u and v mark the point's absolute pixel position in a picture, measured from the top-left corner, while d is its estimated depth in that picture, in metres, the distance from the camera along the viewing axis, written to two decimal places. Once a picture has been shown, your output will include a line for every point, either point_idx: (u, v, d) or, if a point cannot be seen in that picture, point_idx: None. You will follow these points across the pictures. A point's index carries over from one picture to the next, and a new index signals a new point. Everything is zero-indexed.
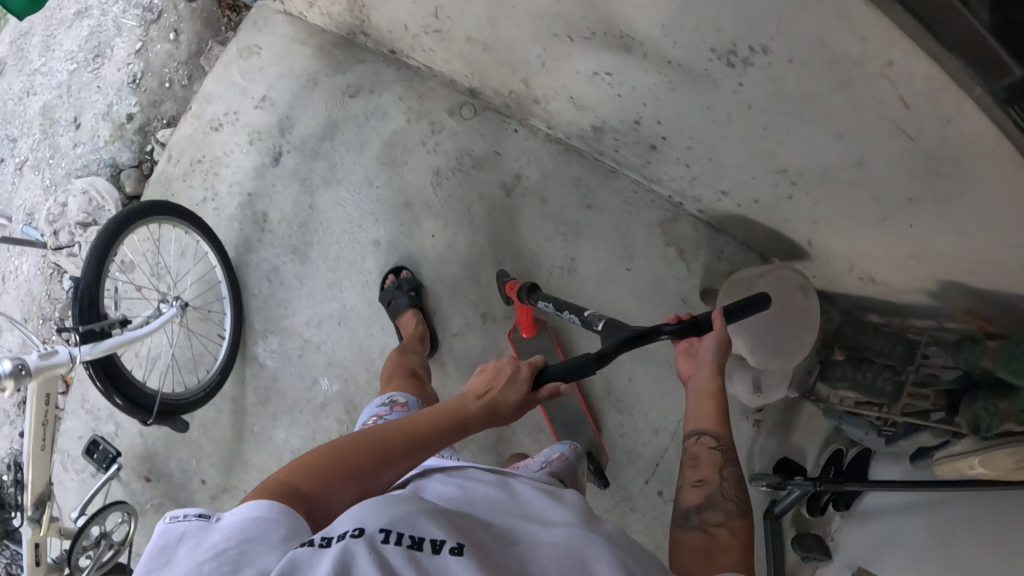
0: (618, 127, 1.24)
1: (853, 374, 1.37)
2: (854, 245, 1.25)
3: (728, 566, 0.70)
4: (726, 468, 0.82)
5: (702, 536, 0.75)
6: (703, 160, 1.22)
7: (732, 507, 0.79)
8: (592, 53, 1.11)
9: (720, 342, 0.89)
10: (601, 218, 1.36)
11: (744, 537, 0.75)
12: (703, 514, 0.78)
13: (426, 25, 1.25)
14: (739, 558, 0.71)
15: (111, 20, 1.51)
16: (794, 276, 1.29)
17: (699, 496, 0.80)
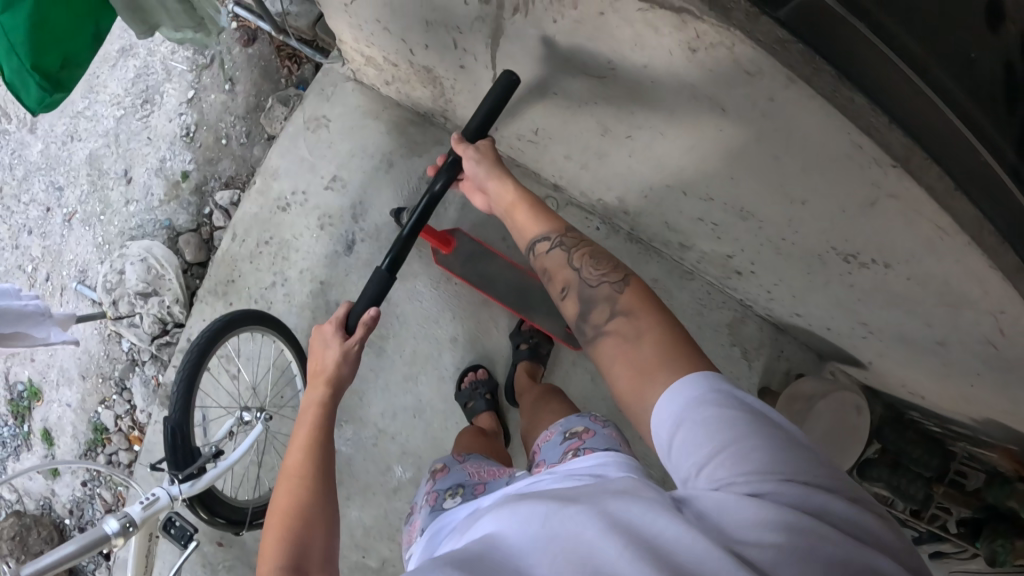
0: (708, 253, 1.23)
1: (887, 475, 1.39)
2: (914, 379, 1.24)
3: (646, 366, 0.60)
4: (575, 248, 0.75)
5: (611, 339, 0.65)
6: (786, 294, 1.21)
7: (610, 284, 0.69)
8: (703, 209, 1.07)
9: (492, 166, 0.92)
10: None
11: (643, 313, 0.65)
12: (592, 319, 0.69)
13: (520, 134, 1.19)
14: (656, 348, 0.61)
15: (159, 61, 1.42)
16: (851, 395, 1.29)
17: (576, 300, 0.72)
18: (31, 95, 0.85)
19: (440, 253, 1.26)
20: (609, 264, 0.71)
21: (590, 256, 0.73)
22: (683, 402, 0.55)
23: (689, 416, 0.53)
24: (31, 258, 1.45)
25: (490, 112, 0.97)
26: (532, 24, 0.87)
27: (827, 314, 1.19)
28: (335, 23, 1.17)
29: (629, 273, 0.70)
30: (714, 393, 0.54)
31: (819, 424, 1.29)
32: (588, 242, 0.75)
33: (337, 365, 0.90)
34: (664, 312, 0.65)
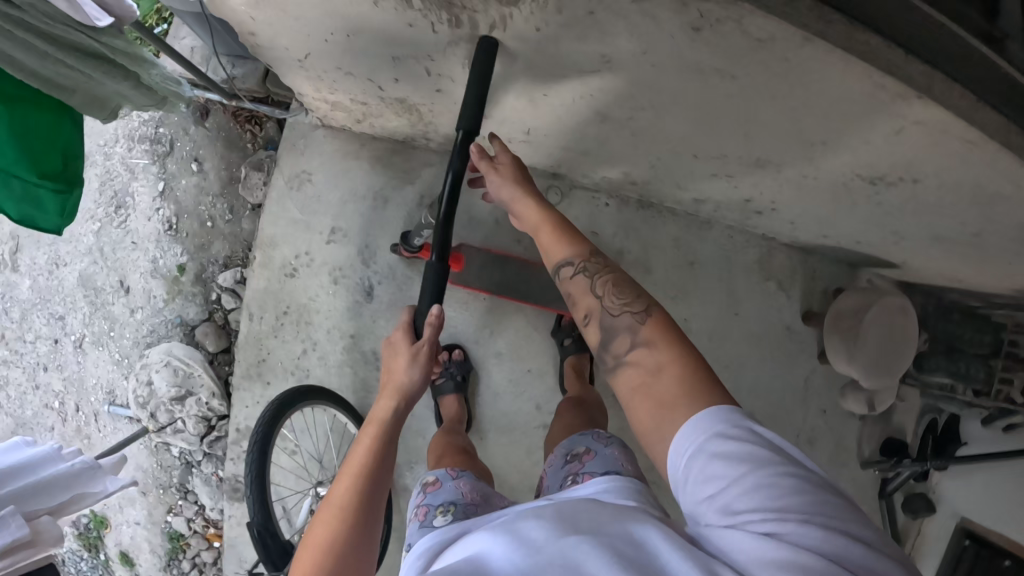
0: (725, 201, 1.21)
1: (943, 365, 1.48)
2: (953, 267, 1.24)
3: (671, 401, 0.56)
4: (599, 274, 0.70)
5: (631, 369, 0.61)
6: (811, 221, 1.21)
7: (632, 315, 0.65)
8: (715, 165, 1.05)
9: (517, 184, 0.83)
10: (705, 272, 1.35)
11: (667, 345, 0.61)
12: (613, 347, 0.65)
13: (512, 137, 1.15)
14: (675, 380, 0.57)
15: (119, 162, 1.40)
16: (894, 298, 1.31)
17: (597, 329, 0.68)
18: (50, 210, 0.94)
19: (454, 272, 1.22)
20: (632, 294, 0.67)
21: (615, 281, 0.68)
22: (695, 435, 0.52)
23: (706, 449, 0.50)
24: (56, 391, 1.44)
25: (478, 102, 0.83)
26: (513, 37, 0.83)
27: (859, 229, 1.18)
28: (291, 78, 1.13)
29: (657, 308, 0.66)
30: (730, 427, 0.51)
31: (870, 336, 1.32)
32: (613, 268, 0.70)
33: (408, 372, 0.81)
34: (693, 349, 0.61)
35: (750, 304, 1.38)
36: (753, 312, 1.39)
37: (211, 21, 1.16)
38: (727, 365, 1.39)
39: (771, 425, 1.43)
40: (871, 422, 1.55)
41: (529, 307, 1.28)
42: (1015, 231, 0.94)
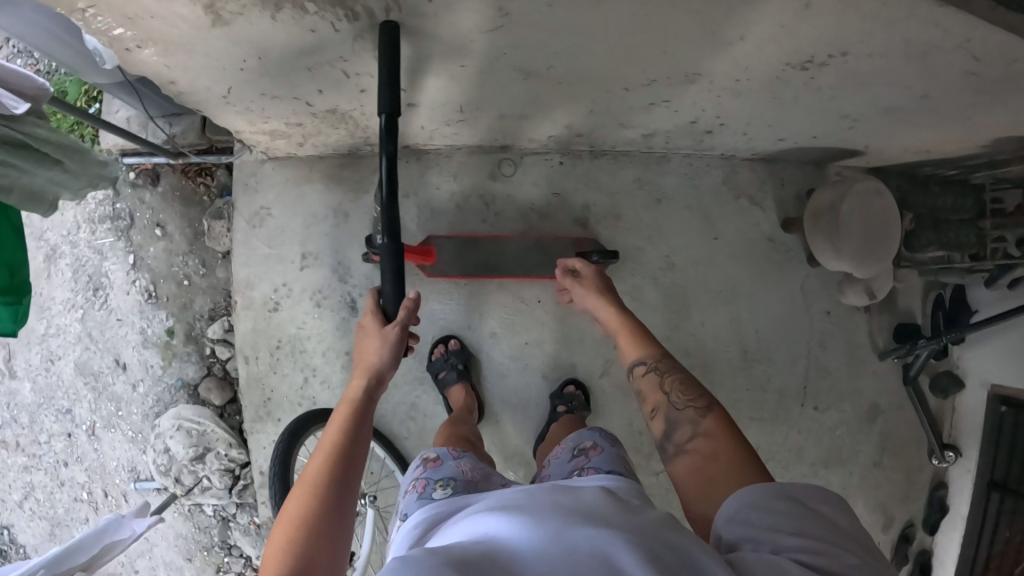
0: (673, 129, 1.21)
1: (935, 240, 1.47)
2: (915, 137, 1.24)
3: (720, 478, 0.71)
4: (667, 377, 0.89)
5: (689, 455, 0.77)
6: (763, 126, 1.21)
7: (694, 411, 0.82)
8: (650, 92, 1.05)
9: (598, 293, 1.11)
10: (675, 205, 1.34)
11: (720, 436, 0.77)
12: (675, 437, 0.81)
13: (448, 119, 1.15)
14: (727, 464, 0.72)
15: (86, 247, 1.42)
16: (867, 183, 1.31)
17: (662, 420, 0.85)
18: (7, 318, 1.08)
19: (428, 266, 1.23)
20: (694, 392, 0.84)
21: (681, 381, 0.87)
22: (760, 490, 0.63)
23: (764, 499, 0.62)
24: (82, 483, 1.45)
25: (392, 83, 0.85)
26: (414, 14, 0.83)
27: (811, 121, 1.18)
28: (220, 113, 1.14)
29: (713, 409, 0.82)
30: (795, 493, 0.62)
31: (854, 229, 1.32)
32: (679, 371, 0.89)
33: (378, 355, 0.93)
34: (742, 437, 0.76)
35: (728, 226, 1.38)
36: (733, 232, 1.38)
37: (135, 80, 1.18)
38: (720, 291, 1.37)
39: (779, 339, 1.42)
40: (880, 313, 1.53)
41: (511, 282, 1.28)
42: (958, 80, 0.94)
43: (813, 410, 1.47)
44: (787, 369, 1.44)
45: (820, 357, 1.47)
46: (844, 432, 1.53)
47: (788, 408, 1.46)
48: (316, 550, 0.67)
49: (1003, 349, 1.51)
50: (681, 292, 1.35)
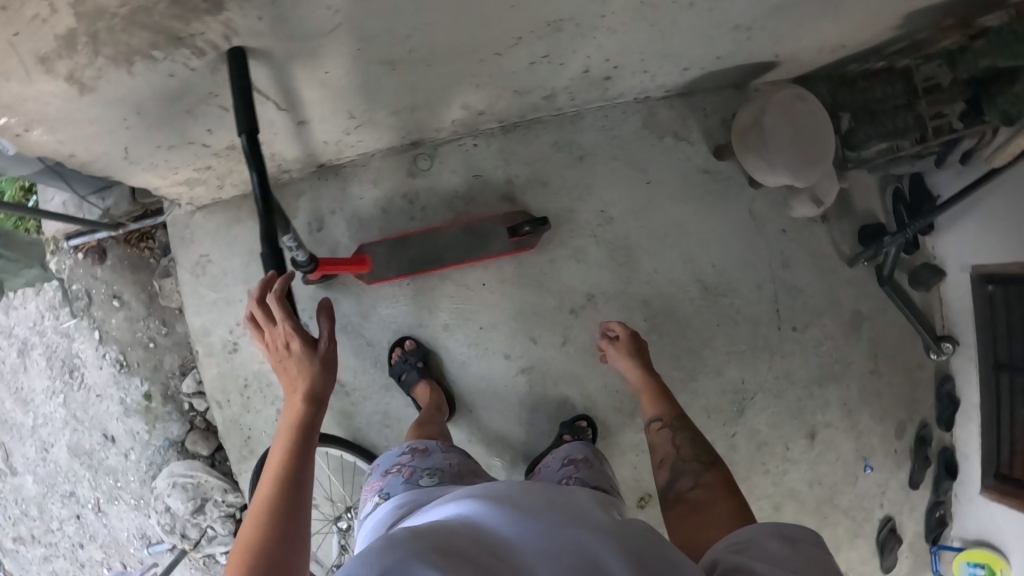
0: (571, 85, 1.20)
1: (874, 133, 1.44)
2: (817, 34, 1.21)
3: (710, 519, 0.94)
4: (678, 435, 1.11)
5: (687, 498, 1.00)
6: (659, 59, 1.19)
7: (696, 466, 1.05)
8: (526, 51, 1.04)
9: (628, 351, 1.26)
10: (599, 158, 1.33)
11: (716, 489, 1.00)
12: (678, 486, 1.04)
13: (346, 126, 1.17)
14: (717, 510, 0.95)
15: (53, 333, 1.44)
16: (787, 92, 1.30)
17: (670, 470, 1.08)
18: None
19: (365, 274, 1.25)
20: (700, 452, 1.07)
21: (694, 440, 1.09)
22: (759, 529, 0.75)
23: (763, 533, 0.74)
24: (100, 560, 1.49)
25: (247, 105, 0.90)
26: (253, 33, 0.87)
27: (703, 44, 1.17)
28: (129, 173, 1.17)
29: (712, 467, 1.05)
30: (788, 534, 0.73)
31: (779, 138, 1.29)
32: (690, 429, 1.11)
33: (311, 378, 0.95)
34: (734, 491, 0.99)
35: (659, 167, 1.36)
36: (666, 172, 1.36)
37: (63, 172, 1.19)
38: (666, 233, 1.35)
39: (738, 268, 1.40)
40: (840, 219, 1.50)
41: (451, 270, 1.28)
42: None
43: (792, 330, 1.44)
44: (756, 295, 1.41)
45: (787, 277, 1.45)
46: (829, 345, 1.51)
47: (766, 334, 1.43)
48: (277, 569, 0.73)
49: (975, 229, 1.51)
50: (626, 243, 1.33)
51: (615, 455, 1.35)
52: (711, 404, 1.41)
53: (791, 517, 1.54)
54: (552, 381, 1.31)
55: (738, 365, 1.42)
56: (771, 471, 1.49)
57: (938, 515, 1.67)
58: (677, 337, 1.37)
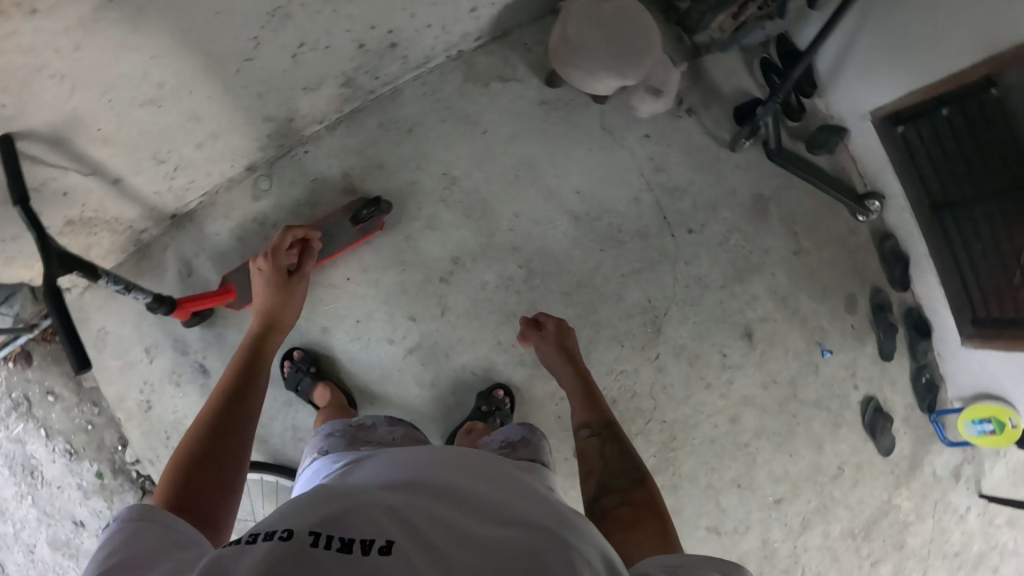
0: (360, 62, 1.22)
1: (710, 8, 1.35)
2: None
3: (632, 537, 0.88)
4: (608, 448, 1.05)
5: (611, 515, 0.94)
6: (433, 11, 1.19)
7: (624, 484, 0.99)
8: (279, 40, 1.08)
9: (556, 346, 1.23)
10: (429, 124, 1.33)
11: (642, 506, 0.95)
12: (602, 502, 0.97)
13: (165, 169, 1.21)
14: (636, 531, 0.89)
15: (4, 443, 1.40)
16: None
17: (596, 483, 1.01)
18: None
19: (235, 303, 1.29)
20: (630, 465, 1.02)
21: (622, 452, 1.05)
22: (688, 556, 0.68)
23: (698, 563, 0.67)
24: None
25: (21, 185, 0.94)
26: (8, 118, 0.91)
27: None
28: None
29: (638, 483, 1.00)
30: (718, 566, 0.67)
31: (594, 46, 1.25)
32: (620, 441, 1.07)
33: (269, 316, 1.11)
34: (659, 507, 0.95)
35: (492, 113, 1.34)
36: (501, 116, 1.34)
37: None
38: (517, 174, 1.33)
39: (606, 188, 1.35)
40: (707, 109, 1.44)
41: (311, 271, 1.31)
42: None
43: (686, 232, 1.38)
44: (634, 209, 1.36)
45: (664, 181, 1.38)
46: (737, 237, 1.43)
47: (659, 244, 1.36)
48: (213, 490, 0.80)
49: (858, 70, 1.48)
50: (479, 196, 1.31)
51: (533, 409, 1.31)
52: (621, 331, 1.35)
53: (753, 425, 1.45)
54: (444, 352, 1.29)
55: (640, 285, 1.35)
56: (714, 383, 1.41)
57: (926, 378, 1.58)
58: (563, 273, 1.32)
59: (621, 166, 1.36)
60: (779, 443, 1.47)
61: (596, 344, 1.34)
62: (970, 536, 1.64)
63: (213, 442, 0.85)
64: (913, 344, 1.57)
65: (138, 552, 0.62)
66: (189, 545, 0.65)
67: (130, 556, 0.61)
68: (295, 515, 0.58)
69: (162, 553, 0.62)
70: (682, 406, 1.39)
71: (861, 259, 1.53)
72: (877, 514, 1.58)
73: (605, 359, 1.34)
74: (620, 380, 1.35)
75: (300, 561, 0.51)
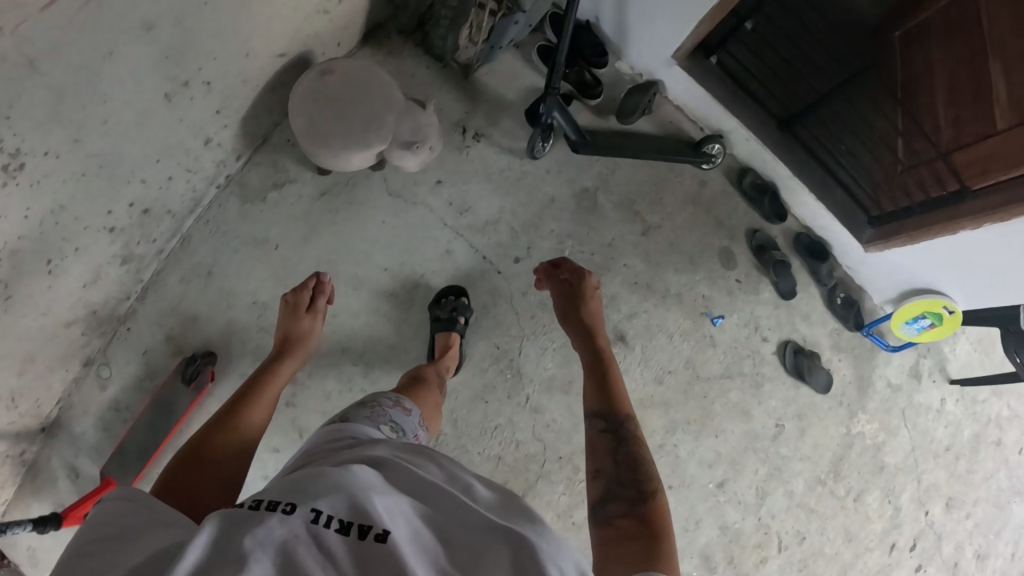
0: (127, 236, 1.23)
1: (448, 27, 1.29)
2: (265, 26, 1.16)
3: (631, 552, 0.74)
4: (620, 452, 0.92)
5: (611, 528, 0.80)
6: (163, 165, 1.19)
7: (636, 494, 0.85)
8: (27, 278, 1.06)
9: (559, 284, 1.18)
10: (225, 258, 1.32)
11: (659, 521, 0.81)
12: (606, 509, 0.84)
13: (8, 411, 1.20)
14: (646, 550, 0.75)
15: None
16: (308, 83, 1.19)
17: (602, 484, 0.88)
18: None
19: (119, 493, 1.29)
20: (646, 473, 0.88)
21: (635, 457, 0.91)
22: None
23: None
24: None
25: None
26: None
27: (176, 116, 1.15)
28: None
29: (653, 496, 0.85)
30: None
31: (331, 127, 1.19)
32: (635, 441, 0.94)
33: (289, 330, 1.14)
34: (667, 530, 0.80)
35: (279, 221, 1.32)
36: (290, 222, 1.31)
37: None
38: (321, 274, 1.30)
39: (412, 252, 1.30)
40: (493, 125, 1.36)
41: (174, 438, 1.32)
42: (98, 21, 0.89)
43: (512, 262, 1.31)
44: (448, 262, 1.30)
45: (472, 220, 1.31)
46: (572, 243, 1.33)
47: (489, 286, 1.30)
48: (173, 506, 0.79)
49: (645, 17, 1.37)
50: None
51: None
52: (481, 387, 1.28)
53: (662, 424, 1.35)
54: None
55: (482, 335, 1.29)
56: None
57: (841, 297, 1.48)
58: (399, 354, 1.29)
59: (421, 225, 1.31)
60: (698, 430, 1.37)
61: (460, 411, 1.28)
62: (956, 425, 1.60)
63: (212, 445, 0.90)
64: (814, 270, 1.46)
65: (118, 524, 0.59)
66: (168, 513, 0.62)
67: (110, 528, 0.58)
68: (300, 488, 0.59)
69: (142, 521, 0.59)
70: (576, 438, 1.29)
71: (723, 208, 1.42)
72: (843, 448, 1.49)
73: (474, 421, 1.28)
74: (497, 437, 1.28)
75: (304, 540, 0.53)
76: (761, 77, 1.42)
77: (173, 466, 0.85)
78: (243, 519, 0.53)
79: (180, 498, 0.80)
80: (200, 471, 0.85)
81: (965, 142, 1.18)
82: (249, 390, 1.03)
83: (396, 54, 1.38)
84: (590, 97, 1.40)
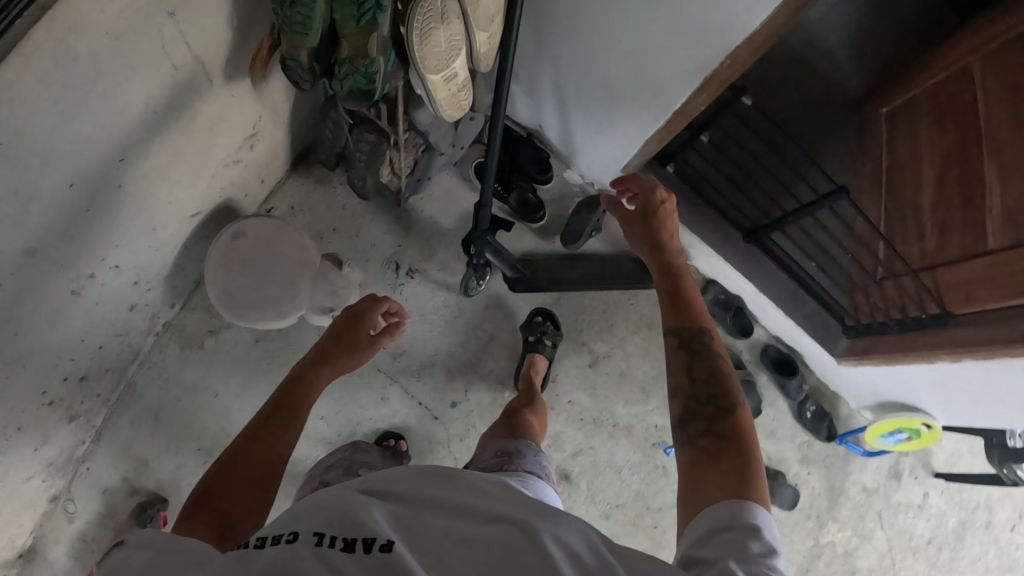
0: (71, 404, 1.22)
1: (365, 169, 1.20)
2: (168, 199, 1.10)
3: (716, 486, 0.64)
4: (698, 360, 0.77)
5: (693, 454, 0.69)
6: (92, 340, 1.17)
7: (718, 403, 0.72)
8: None
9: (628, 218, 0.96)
10: (175, 403, 1.35)
11: (741, 443, 0.69)
12: (687, 428, 0.72)
13: None
14: (733, 481, 0.65)
15: None
16: (215, 254, 1.11)
17: (680, 401, 0.75)
18: None
19: None
20: (727, 385, 0.74)
21: (715, 372, 0.75)
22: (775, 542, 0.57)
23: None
24: None
25: None
26: None
27: (91, 302, 1.11)
28: None
29: (739, 406, 0.72)
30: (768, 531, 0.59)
31: (248, 297, 1.14)
32: (718, 355, 0.78)
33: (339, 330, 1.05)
34: (755, 447, 0.69)
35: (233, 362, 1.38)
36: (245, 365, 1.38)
37: None
38: None
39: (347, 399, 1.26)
40: (425, 259, 1.30)
41: None
42: None
43: (451, 405, 1.28)
44: (384, 409, 1.26)
45: (406, 363, 1.28)
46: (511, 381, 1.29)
47: (426, 431, 1.27)
48: (207, 531, 0.69)
49: (586, 128, 1.26)
50: None
51: None
52: None
53: None
54: None
55: None
56: None
57: (811, 411, 1.44)
58: None
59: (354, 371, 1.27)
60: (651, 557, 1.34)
61: None
62: (941, 516, 1.51)
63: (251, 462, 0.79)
64: (782, 383, 1.41)
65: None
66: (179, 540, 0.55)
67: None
68: (307, 509, 0.55)
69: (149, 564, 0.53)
70: None
71: None
72: (810, 557, 1.43)
73: None
74: None
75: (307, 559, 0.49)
76: (719, 184, 1.30)
77: (199, 491, 0.74)
78: (248, 558, 0.51)
79: (215, 526, 0.70)
80: (228, 497, 0.74)
81: (951, 257, 1.10)
82: (288, 386, 0.94)
83: (325, 182, 1.32)
84: (532, 218, 1.32)
